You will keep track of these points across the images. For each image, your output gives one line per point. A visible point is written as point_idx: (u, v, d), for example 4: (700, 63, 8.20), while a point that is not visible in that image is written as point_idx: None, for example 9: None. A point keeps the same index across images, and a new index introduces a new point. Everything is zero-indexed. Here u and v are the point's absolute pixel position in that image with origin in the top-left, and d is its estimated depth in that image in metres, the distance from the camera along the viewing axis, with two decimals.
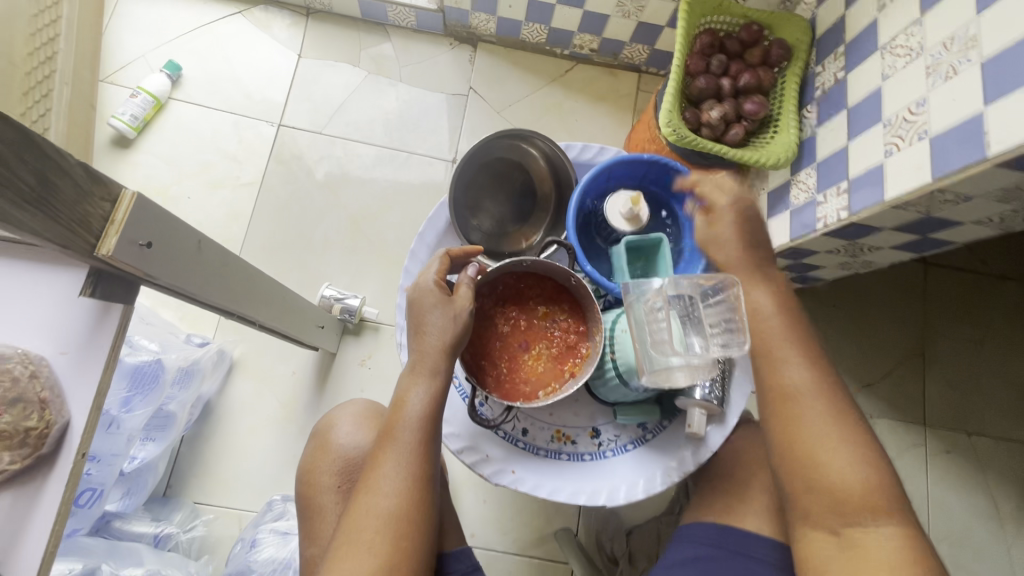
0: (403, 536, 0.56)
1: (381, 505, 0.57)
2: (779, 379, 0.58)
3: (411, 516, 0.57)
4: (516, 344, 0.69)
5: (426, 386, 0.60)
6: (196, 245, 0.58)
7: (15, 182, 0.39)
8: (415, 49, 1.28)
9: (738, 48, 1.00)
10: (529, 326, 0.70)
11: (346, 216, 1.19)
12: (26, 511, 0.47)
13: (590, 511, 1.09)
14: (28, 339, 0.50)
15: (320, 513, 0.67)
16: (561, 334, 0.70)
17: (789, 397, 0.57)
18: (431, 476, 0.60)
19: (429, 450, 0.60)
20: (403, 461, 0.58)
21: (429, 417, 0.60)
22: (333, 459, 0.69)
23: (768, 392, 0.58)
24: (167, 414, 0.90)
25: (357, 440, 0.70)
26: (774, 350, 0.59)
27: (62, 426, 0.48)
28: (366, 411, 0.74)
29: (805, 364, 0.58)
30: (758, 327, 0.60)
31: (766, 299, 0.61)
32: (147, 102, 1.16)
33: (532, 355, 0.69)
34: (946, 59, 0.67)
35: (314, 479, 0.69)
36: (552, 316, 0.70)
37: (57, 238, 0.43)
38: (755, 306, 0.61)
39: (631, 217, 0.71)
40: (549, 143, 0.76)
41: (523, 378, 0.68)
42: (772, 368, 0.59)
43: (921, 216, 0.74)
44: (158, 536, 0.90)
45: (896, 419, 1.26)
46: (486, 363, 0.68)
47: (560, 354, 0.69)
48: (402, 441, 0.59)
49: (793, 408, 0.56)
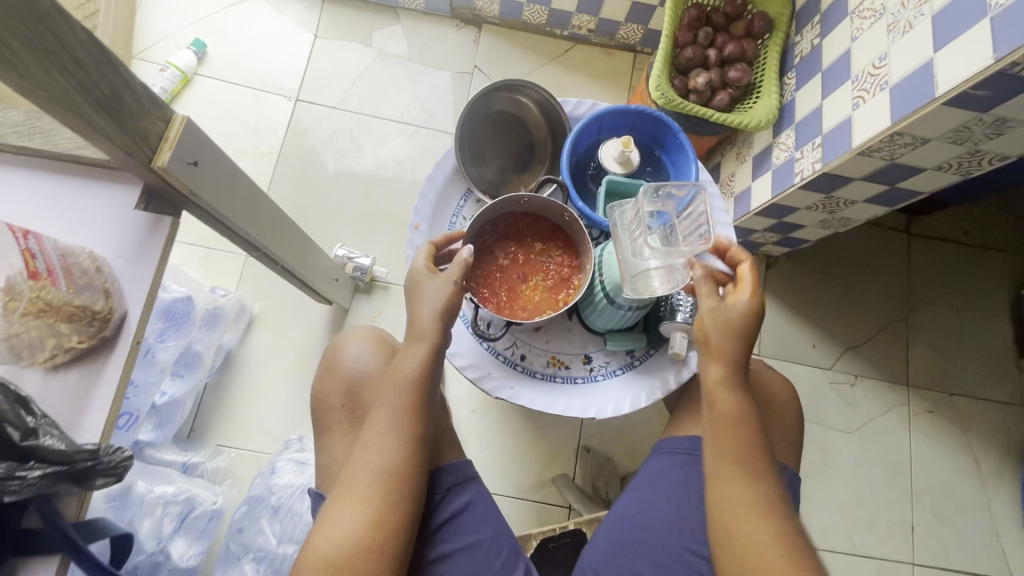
0: (391, 490, 0.58)
1: (373, 460, 0.59)
2: (729, 490, 0.55)
3: (400, 472, 0.59)
4: (515, 275, 0.75)
5: (421, 349, 0.63)
6: (232, 176, 0.66)
7: (97, 91, 0.47)
8: (423, 30, 1.36)
9: (723, 21, 1.08)
10: (526, 260, 0.76)
11: (359, 184, 1.27)
12: (90, 385, 0.55)
13: (586, 458, 1.15)
14: (93, 242, 0.57)
15: (331, 437, 0.70)
16: (556, 268, 0.76)
17: (738, 510, 0.54)
18: (424, 437, 0.61)
19: (422, 412, 0.62)
20: (394, 419, 0.60)
21: (423, 380, 0.62)
22: (340, 379, 0.72)
23: (718, 501, 0.56)
24: (195, 354, 1.00)
25: (366, 363, 0.72)
26: (733, 464, 0.56)
27: (121, 315, 0.56)
28: (376, 335, 0.76)
29: (764, 479, 0.56)
30: (722, 429, 0.57)
31: (731, 405, 0.57)
32: (175, 76, 1.25)
33: (528, 286, 0.75)
34: (904, 16, 0.75)
35: (325, 400, 0.71)
36: (547, 252, 0.77)
37: (124, 146, 0.50)
38: (721, 410, 0.58)
39: (622, 159, 0.79)
40: (542, 92, 0.86)
41: (521, 304, 0.74)
42: (724, 477, 0.56)
43: (886, 163, 0.81)
44: (186, 464, 0.98)
45: (879, 379, 1.29)
46: (486, 292, 0.74)
47: (554, 285, 0.76)
48: (394, 402, 0.61)
49: (741, 517, 0.54)
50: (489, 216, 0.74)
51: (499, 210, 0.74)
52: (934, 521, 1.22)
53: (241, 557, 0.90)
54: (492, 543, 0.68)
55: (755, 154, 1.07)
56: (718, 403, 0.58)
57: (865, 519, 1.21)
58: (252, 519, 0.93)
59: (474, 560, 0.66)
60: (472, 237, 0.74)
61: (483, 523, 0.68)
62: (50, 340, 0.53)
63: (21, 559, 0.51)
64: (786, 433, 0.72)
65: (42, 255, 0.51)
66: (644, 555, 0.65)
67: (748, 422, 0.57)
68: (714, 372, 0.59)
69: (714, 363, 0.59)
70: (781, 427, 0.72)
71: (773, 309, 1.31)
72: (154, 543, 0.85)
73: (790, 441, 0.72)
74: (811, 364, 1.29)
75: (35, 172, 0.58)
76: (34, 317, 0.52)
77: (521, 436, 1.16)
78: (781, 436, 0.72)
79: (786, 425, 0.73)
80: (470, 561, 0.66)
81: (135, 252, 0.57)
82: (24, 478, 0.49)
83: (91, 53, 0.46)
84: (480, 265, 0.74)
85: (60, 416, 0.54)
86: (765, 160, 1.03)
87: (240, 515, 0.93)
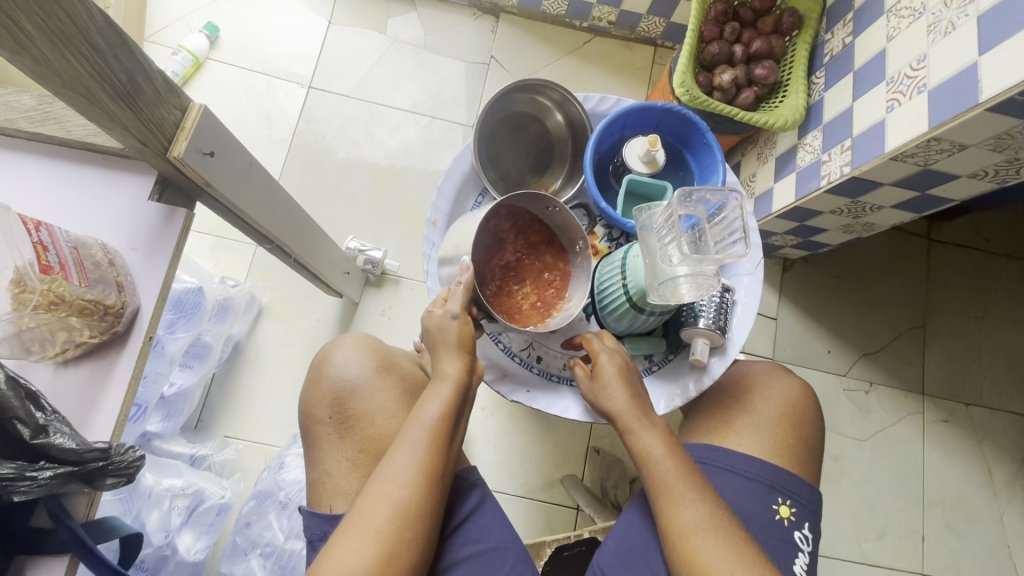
0: (407, 526, 0.55)
1: (390, 494, 0.56)
2: (675, 519, 0.58)
3: (418, 508, 0.56)
4: (509, 273, 0.67)
5: (447, 388, 0.61)
6: (247, 166, 0.64)
7: (111, 78, 0.45)
8: (439, 19, 1.33)
9: (751, 16, 1.05)
10: (523, 264, 0.68)
11: (370, 174, 1.24)
12: (102, 382, 0.53)
13: (596, 459, 1.13)
14: (105, 233, 0.55)
15: (323, 450, 0.67)
16: (543, 285, 0.69)
17: (685, 537, 0.57)
18: (443, 474, 0.59)
19: (443, 449, 0.59)
20: (415, 452, 0.58)
21: (447, 419, 0.60)
22: (327, 391, 0.69)
23: (667, 533, 0.59)
24: (204, 345, 0.99)
25: (355, 371, 0.69)
26: (662, 496, 0.60)
27: (134, 310, 0.55)
28: (366, 342, 0.73)
29: (696, 502, 0.58)
30: (649, 470, 0.61)
31: (657, 444, 0.62)
32: (187, 60, 1.23)
33: (516, 290, 0.67)
34: (946, 16, 0.72)
35: (313, 410, 0.68)
36: (546, 264, 0.69)
37: (140, 136, 0.48)
38: (646, 453, 0.62)
39: (648, 159, 0.77)
40: (563, 91, 0.83)
41: (499, 302, 0.66)
42: (668, 508, 0.59)
43: (919, 169, 0.78)
44: (194, 456, 0.97)
45: (895, 387, 1.27)
46: (479, 282, 0.65)
47: (542, 300, 0.68)
48: (414, 436, 0.59)
49: (689, 543, 0.57)
50: (520, 198, 0.64)
51: (518, 203, 0.65)
52: (945, 531, 1.20)
53: (248, 553, 0.90)
54: (502, 552, 0.66)
55: (779, 155, 1.04)
56: (643, 449, 0.62)
57: (875, 529, 1.19)
58: (260, 514, 0.92)
59: (485, 567, 0.64)
60: (488, 216, 0.64)
61: (486, 533, 0.67)
62: (61, 334, 0.51)
63: (30, 557, 0.50)
64: (804, 443, 0.70)
65: (54, 249, 0.49)
66: (653, 550, 0.65)
67: (669, 458, 0.61)
68: (620, 427, 0.64)
69: (619, 420, 0.64)
70: (801, 433, 0.70)
71: (788, 312, 1.29)
72: (161, 537, 0.85)
73: (811, 451, 0.70)
74: (825, 370, 1.27)
75: (47, 160, 0.56)
76: (46, 311, 0.49)
77: (530, 435, 1.14)
78: (804, 446, 0.69)
79: (806, 433, 0.70)
80: (481, 568, 0.64)
81: (148, 244, 0.56)
82: (35, 478, 0.47)
83: (107, 38, 0.44)
84: (483, 249, 0.65)
85: (72, 413, 0.52)
86: (789, 162, 1.01)
87: (248, 510, 0.93)
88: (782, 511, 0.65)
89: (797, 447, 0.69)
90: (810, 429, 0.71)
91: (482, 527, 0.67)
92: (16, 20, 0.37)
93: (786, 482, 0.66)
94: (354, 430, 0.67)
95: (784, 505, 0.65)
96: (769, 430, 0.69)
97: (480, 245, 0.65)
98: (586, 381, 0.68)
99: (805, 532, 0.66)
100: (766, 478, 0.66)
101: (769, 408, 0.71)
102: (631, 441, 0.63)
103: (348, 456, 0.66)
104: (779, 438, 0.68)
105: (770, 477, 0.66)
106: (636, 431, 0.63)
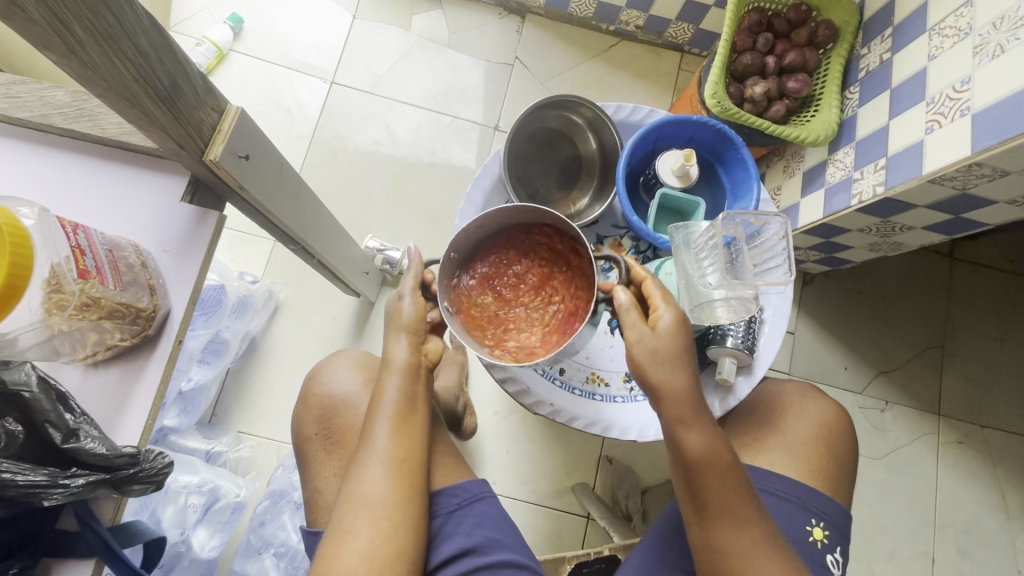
0: (383, 517, 0.55)
1: (364, 492, 0.55)
2: (729, 536, 0.55)
3: (399, 502, 0.56)
4: (518, 293, 0.64)
5: (397, 377, 0.58)
6: (279, 170, 0.63)
7: (154, 81, 0.44)
8: (464, 17, 1.32)
9: (785, 27, 1.03)
10: (535, 304, 0.64)
11: (391, 173, 1.23)
12: (131, 386, 0.53)
13: (608, 469, 1.13)
14: (134, 234, 0.55)
15: (314, 467, 0.68)
16: (514, 323, 0.63)
17: (736, 555, 0.54)
18: (415, 457, 0.59)
19: (409, 431, 0.59)
20: (382, 445, 0.57)
21: (406, 408, 0.58)
22: (315, 407, 0.70)
23: (714, 548, 0.55)
24: (222, 341, 0.99)
25: (343, 387, 0.70)
26: (713, 510, 0.55)
27: (165, 313, 0.54)
28: (359, 360, 0.74)
29: (749, 519, 0.55)
30: (700, 477, 0.55)
31: (706, 443, 0.55)
32: (210, 51, 1.22)
33: (502, 302, 0.64)
34: (995, 39, 0.70)
35: (302, 428, 0.70)
36: (540, 321, 0.63)
37: (177, 138, 0.47)
38: (695, 456, 0.55)
39: (682, 173, 0.73)
40: (595, 110, 0.82)
41: (486, 291, 0.64)
42: (717, 524, 0.55)
43: (957, 192, 0.77)
44: (210, 452, 0.98)
45: (911, 406, 1.25)
46: (494, 265, 0.64)
47: (499, 325, 0.63)
48: (377, 430, 0.58)
49: (742, 560, 0.54)
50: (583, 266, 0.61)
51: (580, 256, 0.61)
52: (956, 554, 1.19)
53: (261, 552, 0.90)
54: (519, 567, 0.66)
55: (807, 170, 1.03)
56: (693, 447, 0.55)
57: (885, 549, 1.18)
58: (274, 513, 0.93)
59: None
60: (557, 242, 0.63)
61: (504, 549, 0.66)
62: (92, 337, 0.50)
63: (57, 559, 0.50)
64: (837, 465, 0.69)
65: (90, 253, 0.48)
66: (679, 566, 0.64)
67: (723, 460, 0.55)
68: (676, 418, 0.55)
69: (669, 407, 0.55)
70: (831, 457, 0.69)
71: (806, 328, 1.28)
72: (177, 533, 0.85)
73: (842, 474, 0.69)
74: (842, 387, 1.25)
75: (78, 157, 0.56)
76: (79, 315, 0.47)
77: (543, 441, 1.14)
78: (835, 469, 0.69)
79: (840, 456, 0.70)
80: None
81: (181, 246, 0.55)
82: (66, 486, 0.48)
83: (152, 40, 0.44)
84: (529, 254, 0.65)
85: (99, 415, 0.52)
86: (817, 177, 0.99)
87: (262, 509, 0.93)
88: (816, 533, 0.64)
89: (827, 470, 0.68)
90: (842, 452, 0.70)
91: (493, 544, 0.66)
92: (64, 21, 0.36)
93: (819, 502, 0.65)
94: (340, 444, 0.68)
95: (817, 527, 0.64)
96: (801, 451, 0.69)
97: (529, 253, 0.65)
98: (638, 340, 0.55)
99: (837, 556, 0.65)
100: (799, 498, 0.65)
101: (801, 429, 0.70)
102: (678, 433, 0.55)
103: (336, 472, 0.67)
104: (811, 460, 0.68)
105: (803, 497, 0.65)
106: (691, 425, 0.55)
